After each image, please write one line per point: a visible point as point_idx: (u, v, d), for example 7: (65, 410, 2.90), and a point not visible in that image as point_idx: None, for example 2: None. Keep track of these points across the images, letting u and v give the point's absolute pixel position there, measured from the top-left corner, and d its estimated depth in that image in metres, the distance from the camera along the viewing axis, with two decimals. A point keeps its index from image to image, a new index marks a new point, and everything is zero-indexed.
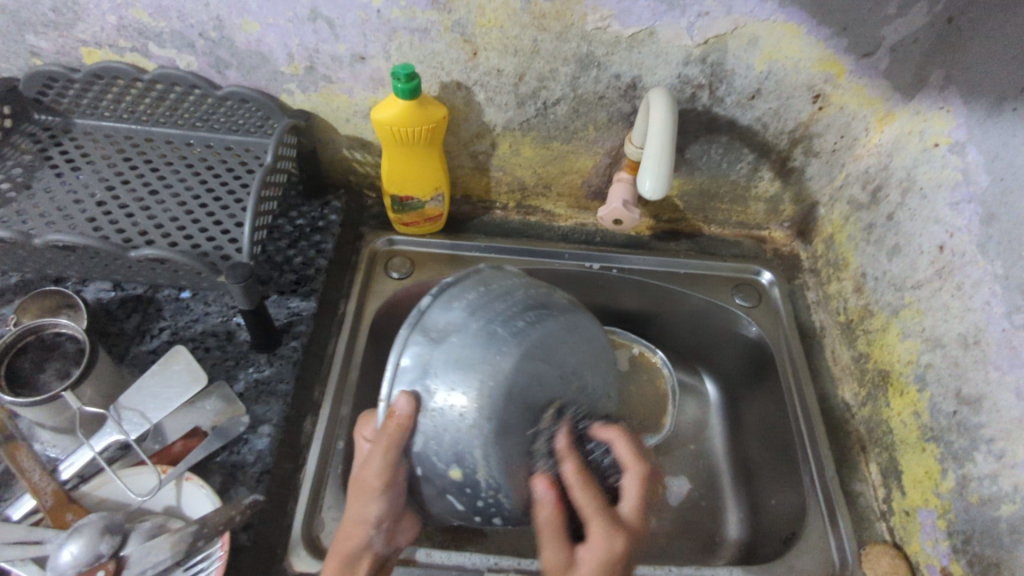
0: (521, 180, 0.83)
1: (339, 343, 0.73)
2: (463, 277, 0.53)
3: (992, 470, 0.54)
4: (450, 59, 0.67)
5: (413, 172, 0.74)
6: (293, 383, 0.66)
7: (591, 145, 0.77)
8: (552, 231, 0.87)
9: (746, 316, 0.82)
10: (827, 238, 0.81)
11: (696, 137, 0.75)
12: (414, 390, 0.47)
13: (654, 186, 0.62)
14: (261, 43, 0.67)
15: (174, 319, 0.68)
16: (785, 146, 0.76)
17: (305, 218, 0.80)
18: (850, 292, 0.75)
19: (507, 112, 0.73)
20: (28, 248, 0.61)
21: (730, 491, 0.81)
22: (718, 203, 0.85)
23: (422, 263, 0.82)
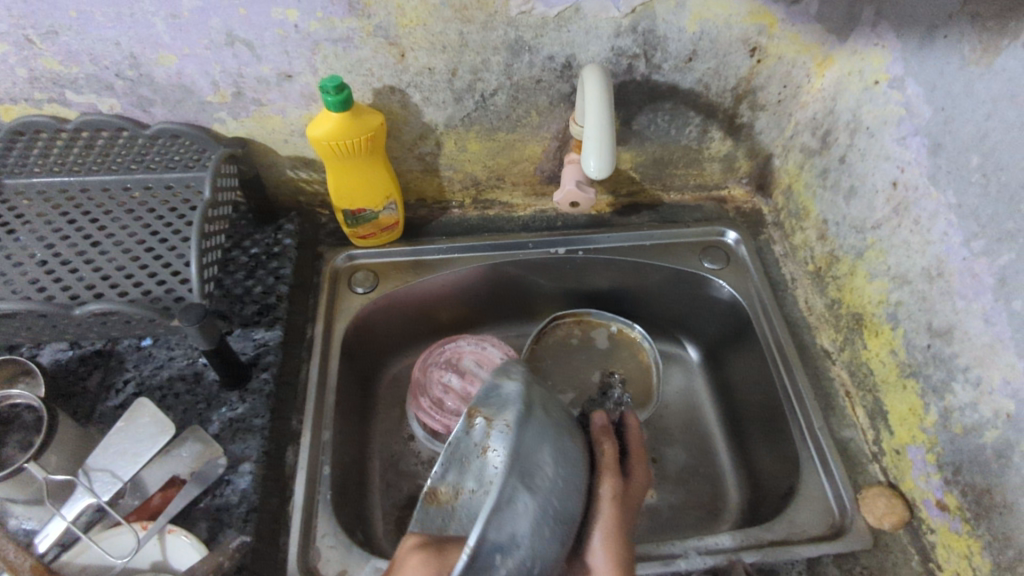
0: (473, 175, 0.81)
1: (312, 370, 0.71)
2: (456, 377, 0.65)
3: (972, 398, 0.53)
4: (378, 64, 0.65)
5: (359, 184, 0.72)
6: (269, 416, 0.65)
7: (537, 130, 0.75)
8: (512, 221, 0.86)
9: (716, 278, 0.82)
10: (785, 189, 0.81)
11: (640, 108, 0.74)
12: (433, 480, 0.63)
13: (599, 163, 0.60)
14: (181, 76, 0.65)
15: (138, 369, 0.66)
16: (731, 103, 0.75)
17: (258, 246, 0.78)
18: (815, 240, 0.75)
19: (446, 109, 0.71)
20: None
21: (726, 453, 0.83)
22: (673, 169, 0.84)
23: (386, 273, 0.81)
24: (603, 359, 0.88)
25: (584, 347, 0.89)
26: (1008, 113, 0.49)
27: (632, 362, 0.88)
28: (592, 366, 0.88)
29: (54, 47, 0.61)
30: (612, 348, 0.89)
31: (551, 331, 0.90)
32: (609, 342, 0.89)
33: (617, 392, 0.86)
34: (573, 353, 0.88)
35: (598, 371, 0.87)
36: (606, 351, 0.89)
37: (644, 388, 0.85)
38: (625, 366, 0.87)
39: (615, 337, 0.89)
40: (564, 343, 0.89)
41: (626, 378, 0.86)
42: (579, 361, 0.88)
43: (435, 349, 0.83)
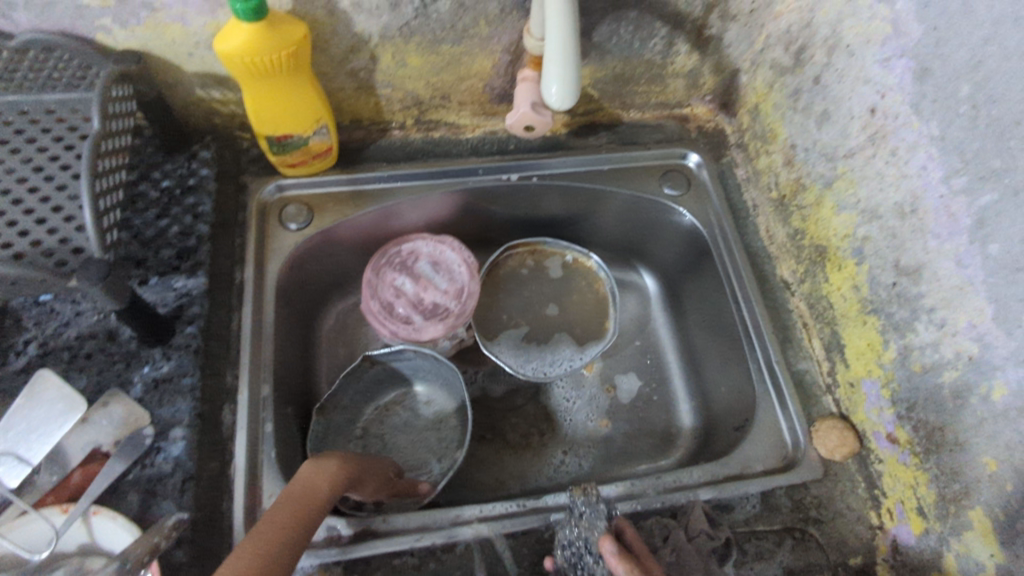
0: (414, 94, 0.72)
1: (244, 319, 0.66)
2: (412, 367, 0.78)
3: (934, 338, 0.53)
4: None
5: (283, 106, 0.63)
6: (199, 375, 0.58)
7: (487, 42, 0.66)
8: (460, 145, 0.78)
9: (674, 204, 0.78)
10: (751, 109, 0.75)
11: (602, 17, 0.66)
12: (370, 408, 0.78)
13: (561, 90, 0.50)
14: None
15: (40, 328, 0.58)
16: (700, 13, 0.68)
17: (170, 178, 0.68)
18: (780, 166, 0.71)
19: (381, 17, 0.61)
20: None
21: (680, 381, 0.83)
22: (634, 86, 0.77)
23: (321, 206, 0.74)
24: (558, 289, 0.85)
25: (536, 277, 0.85)
26: (1010, 38, 0.44)
27: (588, 294, 0.85)
28: (546, 296, 0.85)
29: None
30: (567, 278, 0.85)
31: (504, 259, 0.85)
32: (563, 271, 0.85)
33: (571, 322, 0.83)
34: (525, 284, 0.85)
35: (552, 302, 0.84)
36: (560, 282, 0.85)
37: (600, 319, 0.83)
38: (581, 298, 0.84)
39: (572, 265, 0.85)
40: (517, 274, 0.85)
41: (582, 309, 0.84)
42: (531, 291, 0.85)
43: (390, 248, 0.80)
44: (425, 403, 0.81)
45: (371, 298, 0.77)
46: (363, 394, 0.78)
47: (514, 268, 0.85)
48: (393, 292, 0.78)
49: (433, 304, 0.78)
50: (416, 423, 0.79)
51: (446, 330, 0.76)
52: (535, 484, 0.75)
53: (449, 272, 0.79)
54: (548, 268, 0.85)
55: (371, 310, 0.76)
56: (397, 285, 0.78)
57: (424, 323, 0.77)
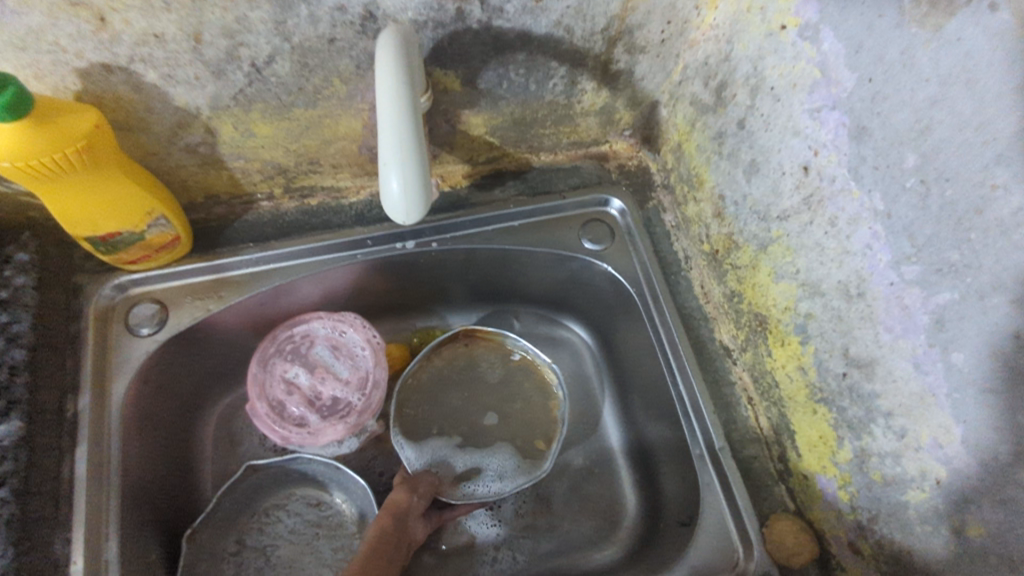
0: (275, 162, 0.60)
1: (79, 464, 0.54)
2: (308, 465, 0.68)
3: (894, 448, 0.44)
4: (66, 34, 0.42)
5: (95, 205, 0.51)
6: (12, 555, 0.48)
7: (348, 102, 0.55)
8: (342, 213, 0.66)
9: (598, 260, 0.68)
10: (674, 148, 0.66)
11: (484, 62, 0.55)
12: (249, 511, 0.68)
13: (404, 190, 0.41)
14: None
15: None
16: (602, 48, 0.57)
17: None
18: (710, 217, 0.61)
19: (205, 87, 0.49)
20: None
21: (621, 451, 0.74)
22: (540, 129, 0.66)
23: (178, 301, 0.62)
24: (498, 390, 0.75)
25: (467, 381, 0.75)
26: (960, 103, 0.35)
27: (530, 386, 0.76)
28: (484, 397, 0.75)
29: None
30: (506, 378, 0.76)
31: (438, 355, 0.75)
32: (502, 370, 0.76)
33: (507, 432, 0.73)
34: (453, 388, 0.75)
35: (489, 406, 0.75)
36: (496, 384, 0.76)
37: (545, 419, 0.74)
38: (525, 399, 0.75)
39: (516, 364, 0.76)
40: (449, 373, 0.75)
41: (524, 412, 0.74)
42: (466, 391, 0.75)
43: (280, 334, 0.69)
44: (316, 505, 0.70)
45: (258, 398, 0.65)
46: (245, 495, 0.67)
47: (449, 367, 0.76)
48: (286, 388, 0.67)
49: (334, 399, 0.67)
50: (305, 531, 0.68)
51: (349, 430, 0.66)
52: None
53: (351, 358, 0.69)
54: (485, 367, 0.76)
55: (258, 413, 0.65)
56: (291, 378, 0.68)
57: (323, 422, 0.66)
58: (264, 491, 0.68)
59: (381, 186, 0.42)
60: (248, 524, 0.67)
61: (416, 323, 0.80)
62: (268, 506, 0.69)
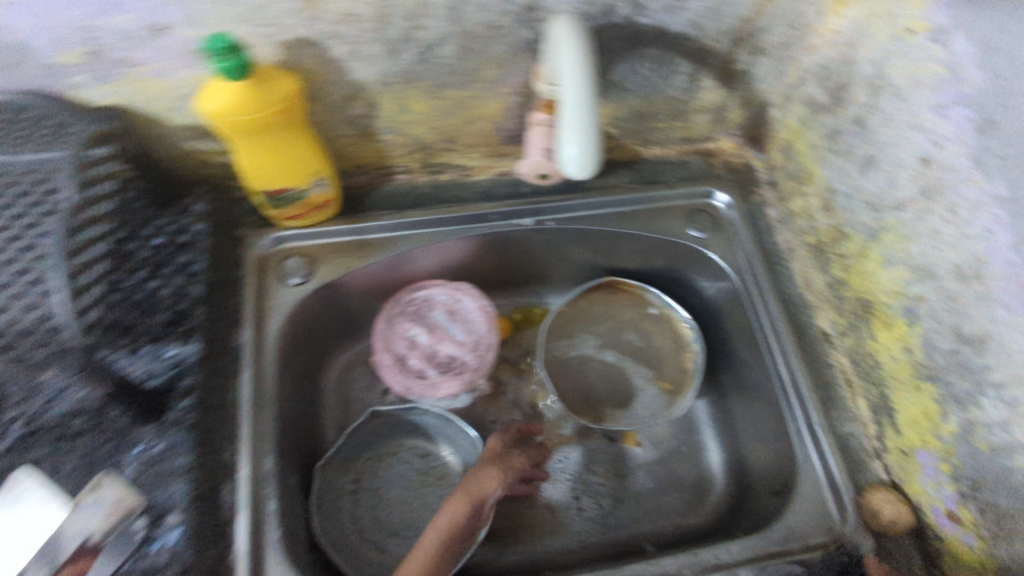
0: (420, 138, 0.67)
1: (243, 388, 0.62)
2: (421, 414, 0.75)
3: (1003, 417, 0.47)
4: (283, 10, 0.50)
5: (277, 158, 0.58)
6: (193, 455, 0.56)
7: (495, 85, 0.62)
8: (470, 188, 0.73)
9: (701, 248, 0.72)
10: (783, 146, 0.70)
11: (620, 55, 0.61)
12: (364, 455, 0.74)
13: (580, 155, 0.52)
14: (11, 32, 0.48)
15: (21, 404, 0.54)
16: (727, 48, 0.62)
17: (162, 233, 0.64)
18: (818, 210, 0.65)
19: (380, 64, 0.57)
20: None
21: (708, 427, 0.78)
22: (656, 123, 0.71)
23: (323, 257, 0.69)
24: (634, 337, 0.80)
25: (610, 313, 0.80)
26: None
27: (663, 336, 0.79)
28: (622, 340, 0.80)
29: None
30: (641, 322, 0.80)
31: (582, 306, 0.80)
32: (640, 316, 0.80)
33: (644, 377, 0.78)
34: (597, 321, 0.80)
35: (624, 351, 0.80)
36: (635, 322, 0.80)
37: (679, 366, 0.77)
38: (661, 346, 0.79)
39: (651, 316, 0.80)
40: (591, 314, 0.80)
41: (663, 358, 0.78)
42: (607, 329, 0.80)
43: (403, 295, 0.76)
44: (423, 456, 0.76)
45: (383, 350, 0.74)
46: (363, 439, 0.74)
47: (591, 314, 0.80)
48: (407, 344, 0.74)
49: (450, 358, 0.74)
50: (414, 478, 0.74)
51: (463, 386, 0.73)
52: (557, 548, 0.70)
53: (465, 322, 0.76)
54: (622, 314, 0.80)
55: (382, 363, 0.73)
56: (411, 336, 0.75)
57: (439, 377, 0.73)
58: (379, 438, 0.75)
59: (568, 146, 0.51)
60: (362, 466, 0.73)
61: (519, 300, 0.85)
62: (380, 452, 0.75)
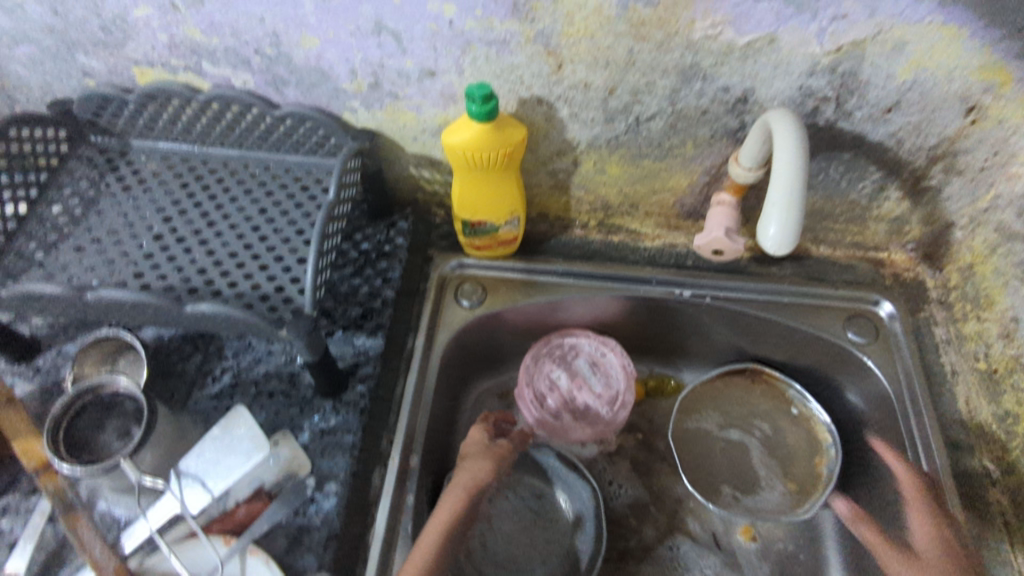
0: (605, 199, 0.74)
1: (407, 386, 0.67)
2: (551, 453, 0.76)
3: None
4: (531, 72, 0.59)
5: (486, 193, 0.66)
6: (360, 433, 0.62)
7: (688, 163, 0.67)
8: (638, 253, 0.78)
9: (858, 353, 0.72)
10: (964, 268, 0.69)
11: (814, 154, 0.65)
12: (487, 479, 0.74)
13: (779, 235, 0.50)
14: (320, 59, 0.61)
15: (236, 359, 0.65)
16: (922, 163, 0.64)
17: (370, 242, 0.74)
18: (995, 337, 0.64)
19: (594, 128, 0.64)
20: (78, 304, 0.56)
21: (834, 544, 0.73)
22: (831, 223, 0.74)
23: (494, 288, 0.76)
24: (766, 426, 0.79)
25: (746, 399, 0.80)
26: None
27: (795, 435, 0.77)
28: (753, 427, 0.79)
29: (198, 17, 0.58)
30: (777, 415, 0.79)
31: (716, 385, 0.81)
32: (777, 409, 0.79)
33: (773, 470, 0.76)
34: (732, 401, 0.80)
35: (754, 437, 0.78)
36: (768, 413, 0.79)
37: (811, 469, 0.75)
38: (794, 445, 0.77)
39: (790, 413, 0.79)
40: (725, 396, 0.80)
41: (795, 458, 0.76)
42: (740, 413, 0.80)
43: (553, 338, 0.79)
44: (537, 496, 0.75)
45: (526, 385, 0.76)
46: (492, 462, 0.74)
47: (724, 395, 0.81)
48: (549, 384, 0.77)
49: (585, 407, 0.77)
50: (526, 515, 0.74)
51: None
52: None
53: (606, 376, 0.77)
54: (757, 402, 0.80)
55: (523, 398, 0.76)
56: (553, 378, 0.77)
57: (574, 424, 0.76)
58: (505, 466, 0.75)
59: (760, 230, 0.52)
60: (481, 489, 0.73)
61: None
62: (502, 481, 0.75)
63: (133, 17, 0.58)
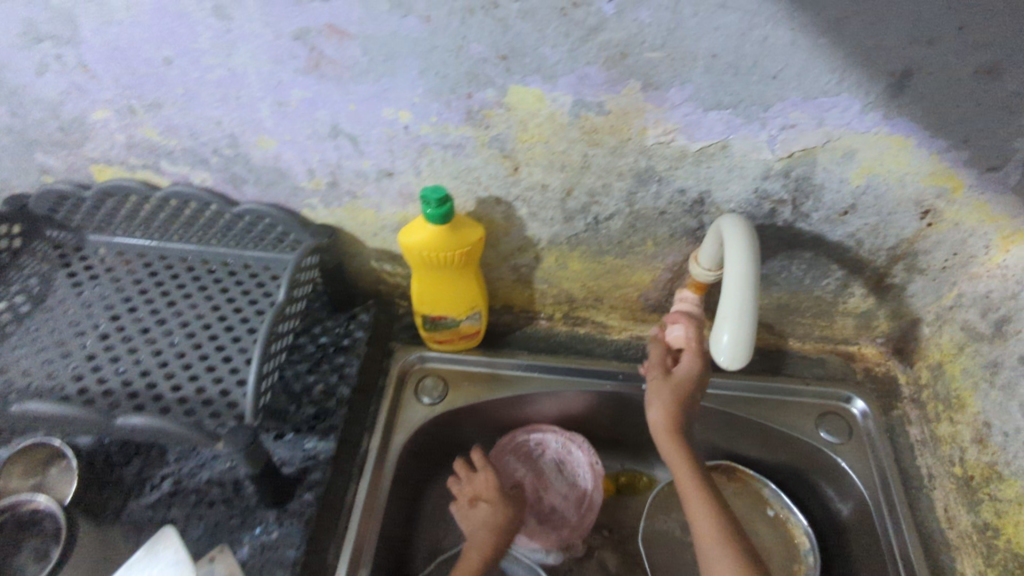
0: (569, 292, 0.73)
1: (359, 491, 0.64)
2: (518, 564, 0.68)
3: None
4: (489, 174, 0.59)
5: (446, 289, 0.65)
6: (303, 548, 0.58)
7: (650, 260, 0.67)
8: (605, 345, 0.76)
9: (831, 453, 0.70)
10: (933, 365, 0.68)
11: (774, 253, 0.65)
12: None
13: (732, 342, 0.49)
14: (279, 160, 0.61)
15: (178, 465, 0.63)
16: (883, 262, 0.64)
17: (329, 335, 0.73)
18: (969, 441, 0.62)
19: (553, 227, 0.64)
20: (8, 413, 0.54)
21: None
22: (797, 317, 0.73)
23: (456, 382, 0.74)
24: None
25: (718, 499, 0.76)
26: None
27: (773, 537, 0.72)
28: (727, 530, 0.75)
29: (155, 119, 0.58)
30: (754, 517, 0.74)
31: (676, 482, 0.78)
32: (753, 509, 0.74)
33: None
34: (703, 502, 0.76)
35: None
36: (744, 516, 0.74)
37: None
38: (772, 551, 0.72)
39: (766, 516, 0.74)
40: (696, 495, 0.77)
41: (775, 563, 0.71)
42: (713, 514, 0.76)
43: (518, 434, 0.76)
44: None
45: None
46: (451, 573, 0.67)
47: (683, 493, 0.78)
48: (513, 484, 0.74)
49: (551, 509, 0.73)
50: None
51: (558, 542, 0.72)
52: None
53: (572, 474, 0.75)
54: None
55: None
56: (517, 477, 0.74)
57: (538, 527, 0.72)
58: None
59: (713, 336, 0.51)
60: None
61: None
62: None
63: (90, 119, 0.59)
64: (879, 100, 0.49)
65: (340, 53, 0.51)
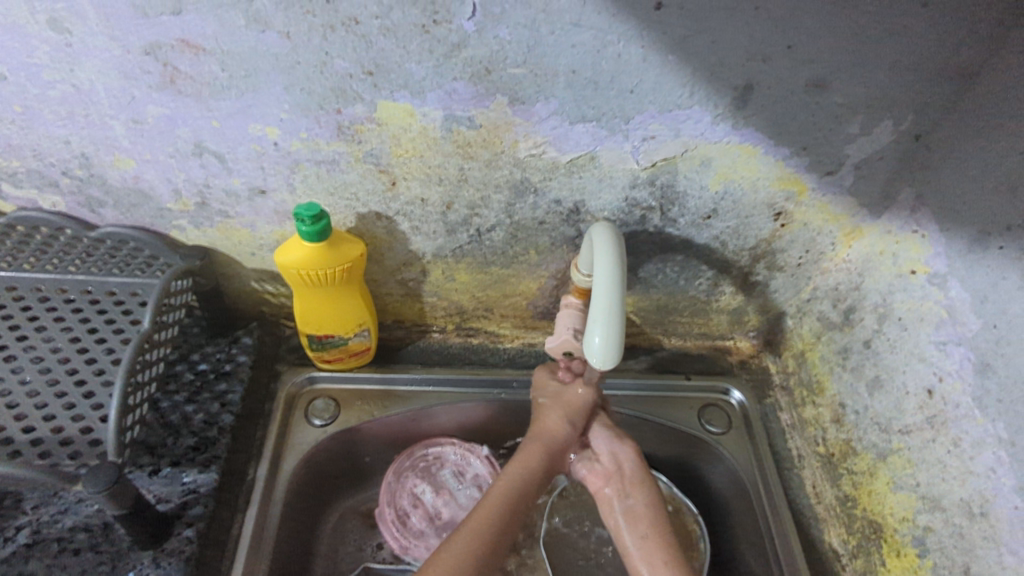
0: (458, 304, 0.73)
1: (245, 521, 0.61)
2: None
3: None
4: (366, 189, 0.59)
5: (330, 307, 0.64)
6: None
7: (534, 268, 0.68)
8: (497, 354, 0.77)
9: (715, 442, 0.73)
10: (797, 354, 0.74)
11: (649, 257, 0.68)
12: None
13: (605, 343, 0.50)
14: (139, 180, 0.58)
15: (36, 514, 0.58)
16: (746, 262, 0.69)
17: (208, 361, 0.70)
18: (829, 421, 0.67)
19: (436, 240, 0.64)
20: None
21: None
22: (677, 317, 0.77)
23: (347, 402, 0.72)
24: None
25: None
26: None
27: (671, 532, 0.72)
28: None
29: None
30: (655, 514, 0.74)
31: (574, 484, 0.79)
32: None
33: None
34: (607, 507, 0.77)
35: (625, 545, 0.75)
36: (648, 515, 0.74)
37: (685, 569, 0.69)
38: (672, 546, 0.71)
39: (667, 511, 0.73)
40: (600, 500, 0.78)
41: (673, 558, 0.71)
42: None
43: (416, 450, 0.75)
44: None
45: (387, 504, 0.70)
46: None
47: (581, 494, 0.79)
48: (412, 501, 0.71)
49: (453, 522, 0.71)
50: None
51: None
52: None
53: (474, 485, 0.74)
54: None
55: (383, 518, 0.70)
56: (417, 493, 0.72)
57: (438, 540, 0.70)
58: None
59: (585, 339, 0.52)
60: None
61: None
62: None
63: None
64: (727, 113, 0.53)
65: (197, 68, 0.49)
